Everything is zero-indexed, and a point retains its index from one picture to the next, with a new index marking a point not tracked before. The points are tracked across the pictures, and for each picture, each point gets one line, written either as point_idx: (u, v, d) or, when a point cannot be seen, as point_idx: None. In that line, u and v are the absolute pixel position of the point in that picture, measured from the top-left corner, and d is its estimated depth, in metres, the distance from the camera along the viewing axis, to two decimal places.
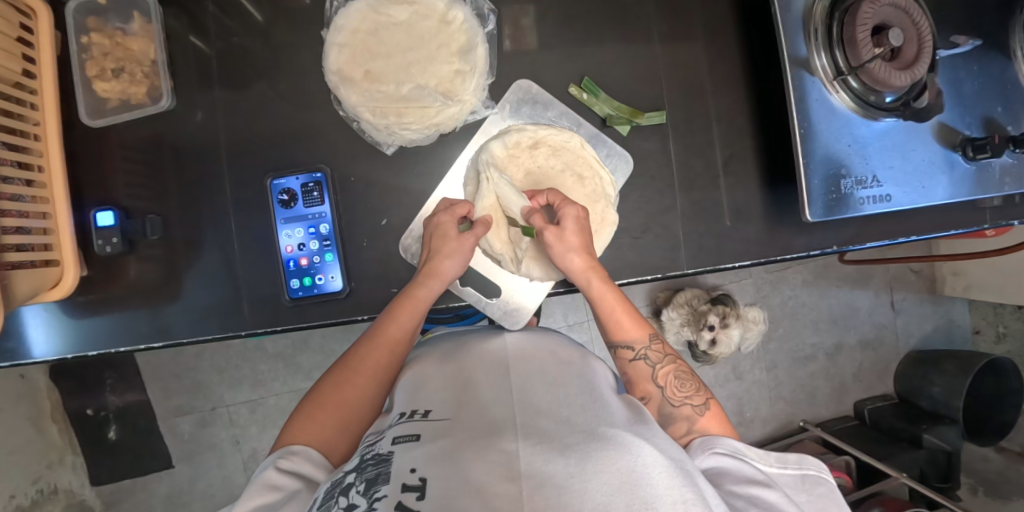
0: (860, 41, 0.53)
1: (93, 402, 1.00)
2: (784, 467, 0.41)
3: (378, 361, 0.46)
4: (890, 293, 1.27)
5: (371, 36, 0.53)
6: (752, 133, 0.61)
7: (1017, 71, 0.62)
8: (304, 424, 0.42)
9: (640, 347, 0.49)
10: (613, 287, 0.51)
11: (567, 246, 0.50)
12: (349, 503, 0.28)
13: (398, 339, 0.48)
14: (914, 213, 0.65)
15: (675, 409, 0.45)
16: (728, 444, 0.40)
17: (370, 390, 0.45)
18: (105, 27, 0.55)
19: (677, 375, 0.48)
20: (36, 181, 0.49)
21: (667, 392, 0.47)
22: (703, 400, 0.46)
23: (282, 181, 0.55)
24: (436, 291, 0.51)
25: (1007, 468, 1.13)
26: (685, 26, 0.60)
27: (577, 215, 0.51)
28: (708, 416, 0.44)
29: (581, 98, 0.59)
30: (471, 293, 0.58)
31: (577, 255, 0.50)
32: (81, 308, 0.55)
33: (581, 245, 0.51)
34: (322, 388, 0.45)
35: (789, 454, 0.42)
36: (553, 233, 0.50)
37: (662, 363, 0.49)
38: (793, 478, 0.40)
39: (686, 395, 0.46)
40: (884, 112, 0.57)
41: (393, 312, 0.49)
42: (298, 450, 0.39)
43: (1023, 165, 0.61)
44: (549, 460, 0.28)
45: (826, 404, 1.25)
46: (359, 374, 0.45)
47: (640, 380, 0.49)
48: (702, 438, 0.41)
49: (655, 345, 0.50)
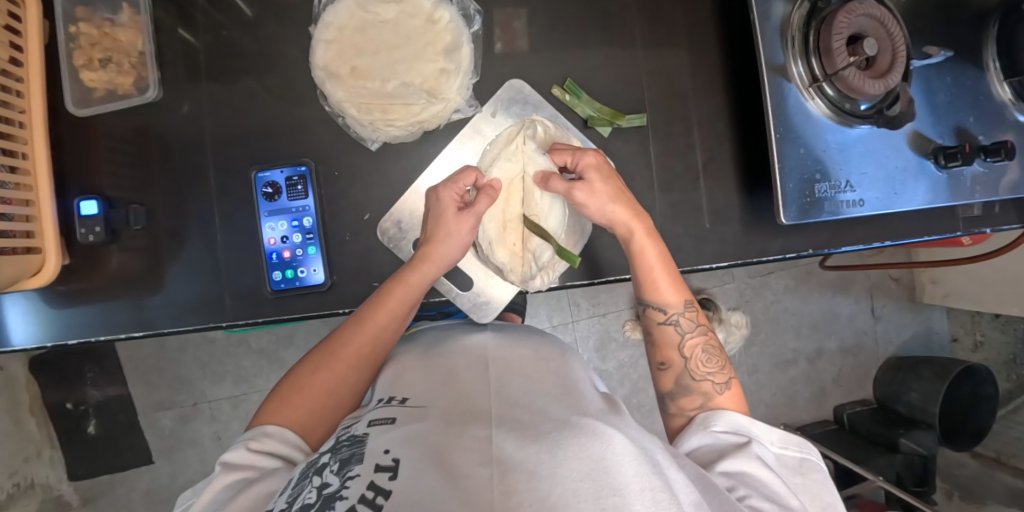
0: (835, 50, 0.55)
1: (74, 395, 0.99)
2: (785, 448, 0.42)
3: (361, 348, 0.46)
4: (870, 300, 1.29)
5: (358, 34, 0.54)
6: (731, 137, 0.63)
7: (989, 82, 0.64)
8: (280, 407, 0.42)
9: (673, 312, 0.49)
10: (654, 240, 0.50)
11: (601, 199, 0.50)
12: (322, 482, 0.28)
13: (384, 326, 0.48)
14: (888, 219, 0.67)
15: (694, 382, 0.46)
16: (730, 422, 0.42)
17: (350, 378, 0.46)
18: (94, 18, 0.55)
19: (705, 348, 0.48)
20: (20, 168, 0.49)
21: (692, 364, 0.47)
22: (725, 379, 0.46)
23: (267, 174, 0.55)
24: (428, 278, 0.51)
25: (982, 472, 1.14)
26: (667, 32, 0.62)
27: (596, 163, 0.51)
28: (726, 395, 0.45)
29: (564, 99, 0.60)
30: (443, 284, 0.59)
31: (617, 206, 0.50)
32: (62, 297, 0.55)
33: (614, 196, 0.50)
34: (300, 371, 0.45)
35: (794, 437, 0.43)
36: (582, 189, 0.51)
37: (692, 332, 0.49)
38: (793, 459, 0.42)
39: (709, 370, 0.47)
40: (859, 119, 0.58)
41: (382, 298, 0.49)
42: (272, 431, 0.40)
43: (993, 174, 0.63)
44: (520, 448, 0.29)
45: (806, 408, 1.27)
46: (340, 359, 0.46)
47: (665, 347, 0.49)
48: (705, 413, 0.43)
49: (689, 312, 0.49)
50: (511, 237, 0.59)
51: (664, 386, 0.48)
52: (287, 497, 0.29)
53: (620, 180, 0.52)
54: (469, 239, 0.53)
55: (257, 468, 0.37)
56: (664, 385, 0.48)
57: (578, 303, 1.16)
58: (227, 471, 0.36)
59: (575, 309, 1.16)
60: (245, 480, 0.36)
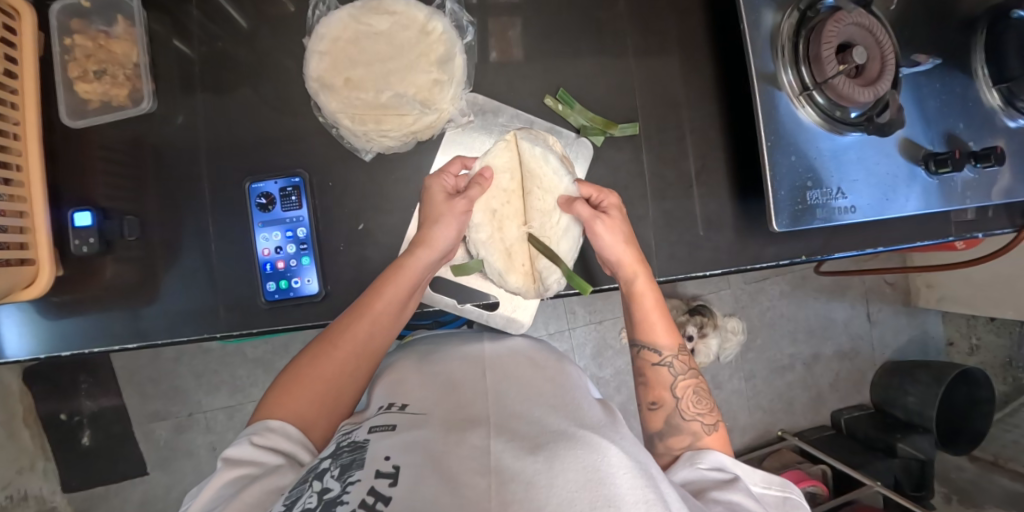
0: (824, 58, 0.55)
1: (68, 407, 0.99)
2: (767, 487, 0.42)
3: (358, 336, 0.46)
4: (865, 305, 1.30)
5: (352, 45, 0.55)
6: (723, 146, 0.63)
7: (978, 89, 0.64)
8: (279, 400, 0.42)
9: (667, 354, 0.50)
10: (654, 288, 0.52)
11: (616, 236, 0.51)
12: (323, 487, 0.28)
13: (383, 313, 0.48)
14: (880, 225, 0.68)
15: (685, 422, 0.46)
16: (716, 459, 0.41)
17: (350, 368, 0.45)
18: (89, 30, 0.56)
19: (695, 390, 0.48)
20: (14, 180, 0.49)
21: (682, 404, 0.47)
22: (713, 421, 0.47)
23: (261, 184, 0.56)
24: (425, 263, 0.50)
25: (980, 476, 1.14)
26: (658, 42, 0.63)
27: (618, 204, 0.54)
28: (713, 436, 0.45)
29: (557, 108, 0.60)
30: (471, 310, 0.60)
31: (627, 247, 0.51)
32: (55, 309, 0.54)
33: (629, 238, 0.52)
34: (299, 361, 0.45)
35: (774, 477, 0.43)
36: (603, 222, 0.52)
37: (685, 375, 0.49)
38: (775, 498, 0.42)
39: (699, 412, 0.47)
40: (849, 127, 0.59)
41: (380, 286, 0.48)
42: (275, 427, 0.39)
43: (983, 180, 0.64)
44: (518, 458, 0.29)
45: (803, 413, 1.27)
46: (338, 349, 0.45)
47: (656, 387, 0.49)
48: (691, 451, 0.43)
49: (682, 357, 0.50)
50: (519, 260, 0.60)
51: (654, 426, 0.47)
52: (285, 502, 0.29)
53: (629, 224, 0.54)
54: (464, 223, 0.54)
55: (259, 464, 0.36)
56: (653, 424, 0.48)
57: (575, 310, 1.16)
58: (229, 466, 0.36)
59: (572, 317, 1.16)
60: (247, 477, 0.35)
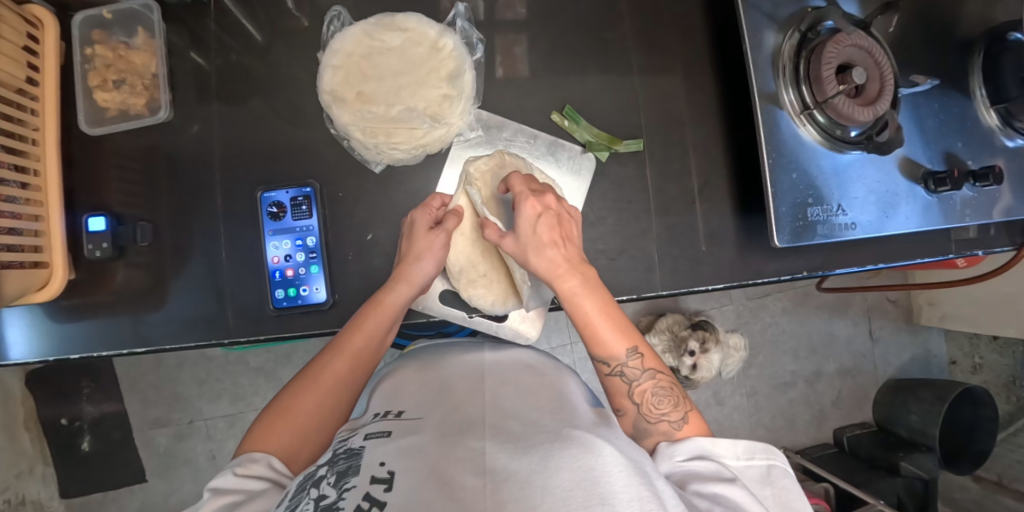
0: (825, 78, 0.56)
1: (69, 412, 0.99)
2: (750, 460, 0.41)
3: (339, 374, 0.45)
4: (867, 322, 1.30)
5: (365, 60, 0.56)
6: (727, 163, 0.64)
7: (977, 110, 0.66)
8: (264, 434, 0.41)
9: (617, 364, 0.46)
10: (589, 294, 0.47)
11: (527, 251, 0.48)
12: (320, 494, 0.29)
13: (363, 349, 0.47)
14: (882, 242, 0.68)
15: (651, 425, 0.44)
16: (689, 448, 0.40)
17: (331, 403, 0.44)
18: (109, 40, 0.57)
19: (654, 391, 0.45)
20: (32, 185, 0.50)
21: (644, 409, 0.45)
22: (681, 416, 0.44)
23: (273, 194, 0.57)
24: (404, 299, 0.50)
25: (984, 496, 1.13)
26: (662, 61, 0.64)
27: (534, 208, 0.48)
28: (685, 431, 0.43)
29: (563, 124, 0.61)
30: (481, 321, 0.60)
31: (540, 258, 0.48)
32: (65, 312, 0.55)
33: (548, 244, 0.48)
34: (281, 398, 0.44)
35: (758, 446, 0.41)
36: (509, 242, 0.49)
37: (641, 380, 0.46)
38: (760, 471, 0.40)
39: (664, 411, 0.44)
40: (849, 146, 0.60)
41: (359, 321, 0.48)
42: (259, 457, 0.39)
43: (982, 198, 0.64)
44: (513, 459, 0.29)
45: (805, 430, 1.26)
46: (320, 385, 0.45)
47: (618, 394, 0.47)
48: (664, 444, 0.41)
49: (634, 361, 0.46)
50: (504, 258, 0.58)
51: (625, 431, 0.47)
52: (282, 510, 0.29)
53: (560, 226, 0.49)
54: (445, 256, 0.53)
55: (246, 492, 0.36)
56: (627, 428, 0.47)
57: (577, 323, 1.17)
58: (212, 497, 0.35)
59: (574, 331, 1.17)
60: (233, 504, 0.34)
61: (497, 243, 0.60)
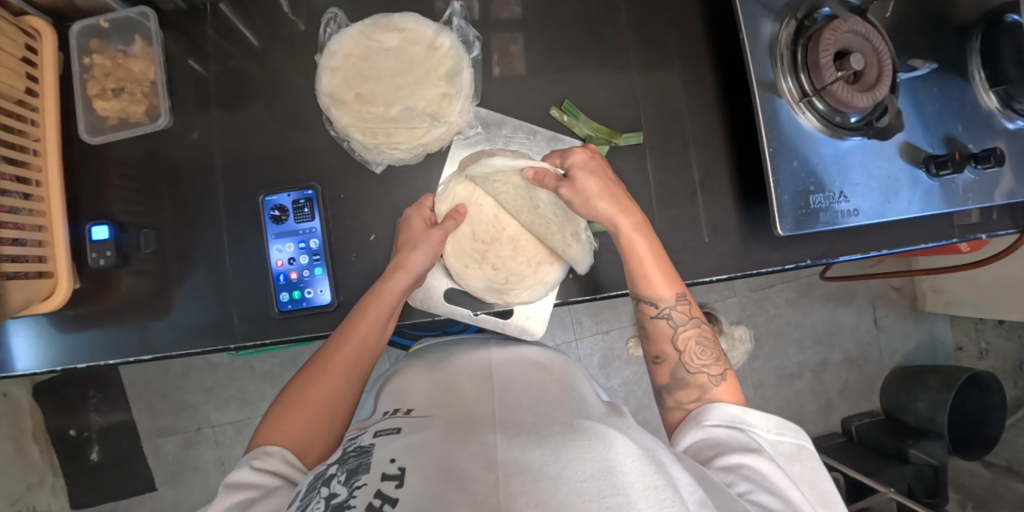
0: (823, 66, 0.56)
1: (77, 422, 1.00)
2: (780, 436, 0.40)
3: (346, 358, 0.46)
4: (872, 310, 1.29)
5: (363, 61, 0.56)
6: (726, 153, 0.64)
7: (977, 93, 0.66)
8: (279, 423, 0.41)
9: (665, 305, 0.47)
10: (643, 234, 0.49)
11: (586, 197, 0.49)
12: (331, 493, 0.29)
13: (367, 334, 0.47)
14: (884, 228, 0.68)
15: (689, 375, 0.45)
16: (725, 415, 0.40)
17: (343, 388, 0.45)
18: (107, 49, 0.57)
19: (699, 340, 0.46)
20: (34, 195, 0.50)
21: (684, 358, 0.46)
22: (721, 370, 0.45)
23: (274, 197, 0.56)
24: (405, 286, 0.51)
25: (994, 482, 1.12)
26: (659, 54, 0.64)
27: (580, 160, 0.50)
28: (722, 387, 0.44)
29: (562, 119, 0.61)
30: (486, 319, 0.60)
31: (601, 202, 0.49)
32: (70, 322, 0.55)
33: (599, 192, 0.49)
34: (295, 385, 0.45)
35: (788, 424, 0.41)
36: (568, 188, 0.50)
37: (686, 325, 0.47)
38: (789, 446, 0.40)
39: (704, 363, 0.45)
40: (850, 132, 0.60)
41: (363, 308, 0.48)
42: (274, 451, 0.38)
43: (984, 181, 0.64)
44: (526, 452, 0.29)
45: (812, 421, 1.26)
46: (330, 371, 0.45)
47: (659, 340, 0.48)
48: (701, 407, 0.42)
49: (682, 306, 0.47)
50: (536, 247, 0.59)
51: (660, 380, 0.47)
52: (295, 508, 0.29)
53: (605, 173, 0.50)
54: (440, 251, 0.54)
55: (258, 487, 0.35)
56: (660, 378, 0.47)
57: (581, 320, 1.17)
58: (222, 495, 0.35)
59: (578, 327, 1.17)
60: (247, 501, 0.34)
61: (499, 252, 0.59)
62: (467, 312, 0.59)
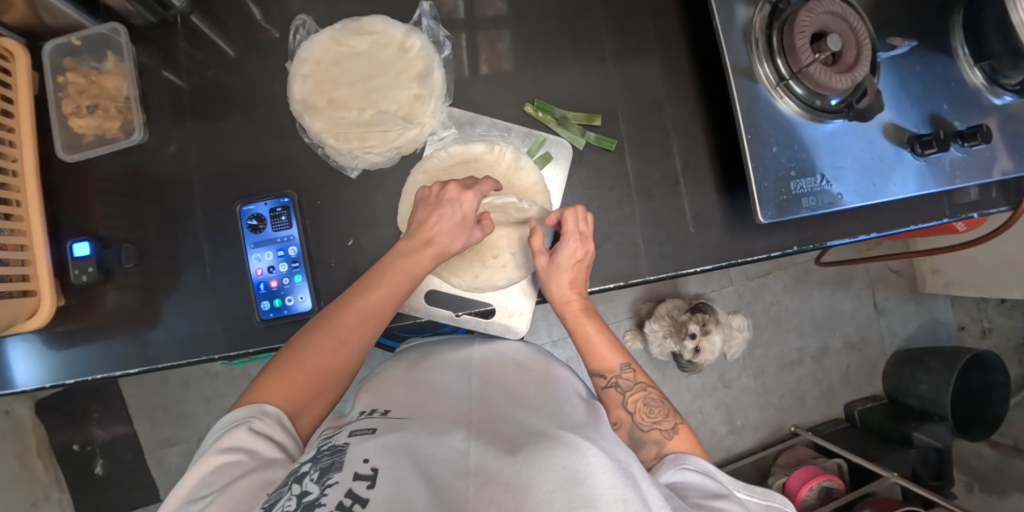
0: (799, 48, 0.55)
1: (81, 437, 1.01)
2: (750, 495, 0.38)
3: (359, 329, 0.45)
4: (871, 294, 1.28)
5: (334, 66, 0.56)
6: (707, 142, 0.63)
7: (960, 70, 0.65)
8: (278, 379, 0.42)
9: (612, 375, 0.50)
10: (590, 315, 0.54)
11: (553, 279, 0.54)
12: (303, 491, 0.29)
13: (380, 309, 0.47)
14: (872, 211, 0.67)
15: (644, 433, 0.45)
16: (696, 463, 0.39)
17: (349, 355, 0.46)
18: (81, 67, 0.57)
19: (645, 401, 0.48)
20: (14, 215, 0.50)
21: (638, 419, 0.47)
22: (671, 425, 0.45)
23: (251, 207, 0.56)
24: (423, 267, 0.49)
25: (1001, 462, 1.11)
26: (635, 45, 0.64)
27: (576, 248, 0.51)
28: (675, 440, 0.44)
29: (537, 116, 0.61)
30: (467, 320, 0.59)
31: (557, 287, 0.54)
32: (58, 339, 0.56)
33: (565, 275, 0.53)
34: (300, 341, 0.45)
35: (756, 486, 0.40)
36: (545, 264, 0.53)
37: (633, 390, 0.49)
38: (760, 506, 0.38)
39: (655, 420, 0.46)
40: (830, 115, 0.59)
41: (380, 281, 0.47)
42: (272, 412, 0.40)
43: (972, 158, 0.63)
44: (498, 460, 0.29)
45: (815, 408, 1.25)
46: (340, 338, 0.45)
47: (612, 408, 0.49)
48: (673, 455, 0.40)
49: (627, 374, 0.50)
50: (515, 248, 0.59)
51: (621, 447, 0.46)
52: (266, 505, 0.29)
53: (582, 264, 0.53)
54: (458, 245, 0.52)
55: (252, 451, 0.36)
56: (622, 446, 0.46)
57: None
58: (216, 453, 0.35)
59: None
60: (242, 465, 0.35)
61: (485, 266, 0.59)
62: (450, 315, 0.59)
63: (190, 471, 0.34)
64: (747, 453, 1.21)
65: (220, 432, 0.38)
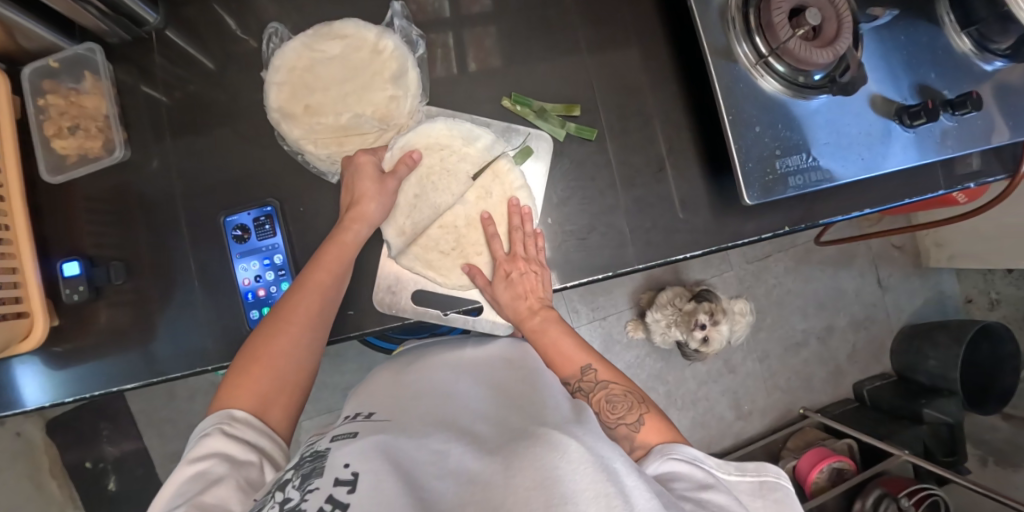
0: (777, 24, 0.54)
1: (92, 454, 1.02)
2: (741, 475, 0.38)
3: (309, 309, 0.46)
4: (875, 271, 1.26)
5: (308, 72, 0.57)
6: (690, 126, 0.63)
7: (948, 36, 0.63)
8: (239, 380, 0.43)
9: (572, 382, 0.49)
10: (553, 325, 0.54)
11: (503, 300, 0.56)
12: (284, 497, 0.29)
13: (329, 283, 0.48)
14: (864, 186, 0.66)
15: (611, 432, 0.43)
16: (686, 452, 0.38)
17: (307, 337, 0.46)
18: (59, 88, 0.57)
19: (608, 398, 0.45)
20: (3, 238, 0.51)
21: (604, 418, 0.45)
22: (637, 417, 0.43)
23: (235, 217, 0.57)
24: (363, 237, 0.51)
25: (1015, 435, 1.09)
26: (612, 32, 0.63)
27: (506, 285, 0.55)
28: (644, 432, 0.42)
29: (515, 110, 0.60)
30: (455, 318, 0.59)
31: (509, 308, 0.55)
32: (55, 359, 0.56)
33: (512, 300, 0.55)
34: (256, 338, 0.45)
35: (747, 462, 0.39)
36: (489, 293, 0.57)
37: (594, 390, 0.47)
38: (751, 484, 0.37)
39: (620, 415, 0.44)
40: (814, 91, 0.58)
41: (320, 257, 0.48)
42: (241, 417, 0.41)
43: (964, 127, 0.62)
44: (478, 460, 0.28)
45: (823, 389, 1.24)
46: (292, 321, 0.46)
47: None
48: (661, 445, 0.39)
49: (588, 376, 0.48)
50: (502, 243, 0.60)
51: None
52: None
53: (528, 284, 0.55)
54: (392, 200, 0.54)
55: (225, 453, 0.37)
56: None
57: (577, 308, 1.16)
58: (188, 463, 0.36)
59: (574, 316, 1.16)
60: (215, 469, 0.36)
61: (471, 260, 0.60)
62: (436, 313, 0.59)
63: (165, 484, 0.35)
64: (755, 438, 1.20)
65: (194, 443, 0.39)
